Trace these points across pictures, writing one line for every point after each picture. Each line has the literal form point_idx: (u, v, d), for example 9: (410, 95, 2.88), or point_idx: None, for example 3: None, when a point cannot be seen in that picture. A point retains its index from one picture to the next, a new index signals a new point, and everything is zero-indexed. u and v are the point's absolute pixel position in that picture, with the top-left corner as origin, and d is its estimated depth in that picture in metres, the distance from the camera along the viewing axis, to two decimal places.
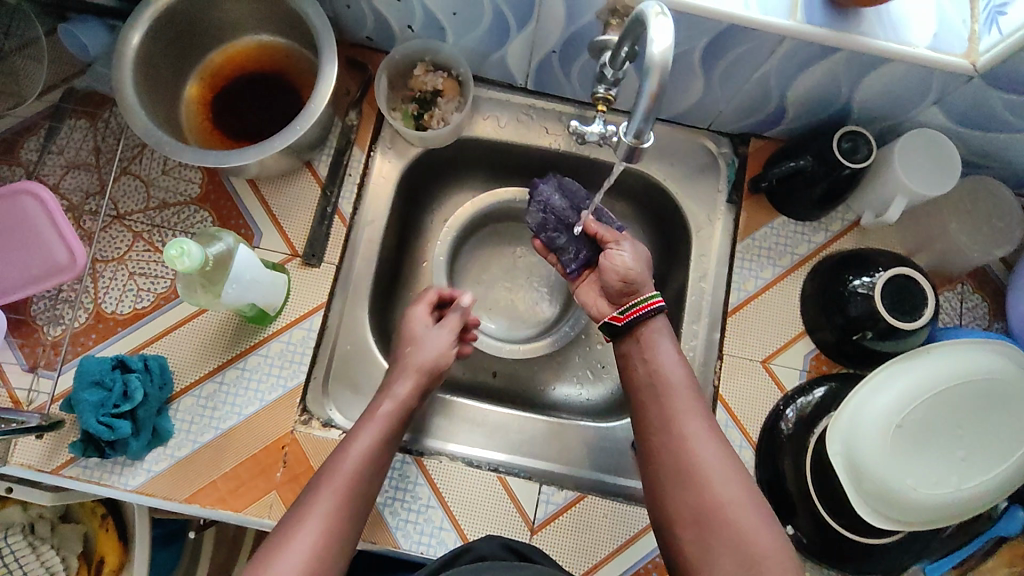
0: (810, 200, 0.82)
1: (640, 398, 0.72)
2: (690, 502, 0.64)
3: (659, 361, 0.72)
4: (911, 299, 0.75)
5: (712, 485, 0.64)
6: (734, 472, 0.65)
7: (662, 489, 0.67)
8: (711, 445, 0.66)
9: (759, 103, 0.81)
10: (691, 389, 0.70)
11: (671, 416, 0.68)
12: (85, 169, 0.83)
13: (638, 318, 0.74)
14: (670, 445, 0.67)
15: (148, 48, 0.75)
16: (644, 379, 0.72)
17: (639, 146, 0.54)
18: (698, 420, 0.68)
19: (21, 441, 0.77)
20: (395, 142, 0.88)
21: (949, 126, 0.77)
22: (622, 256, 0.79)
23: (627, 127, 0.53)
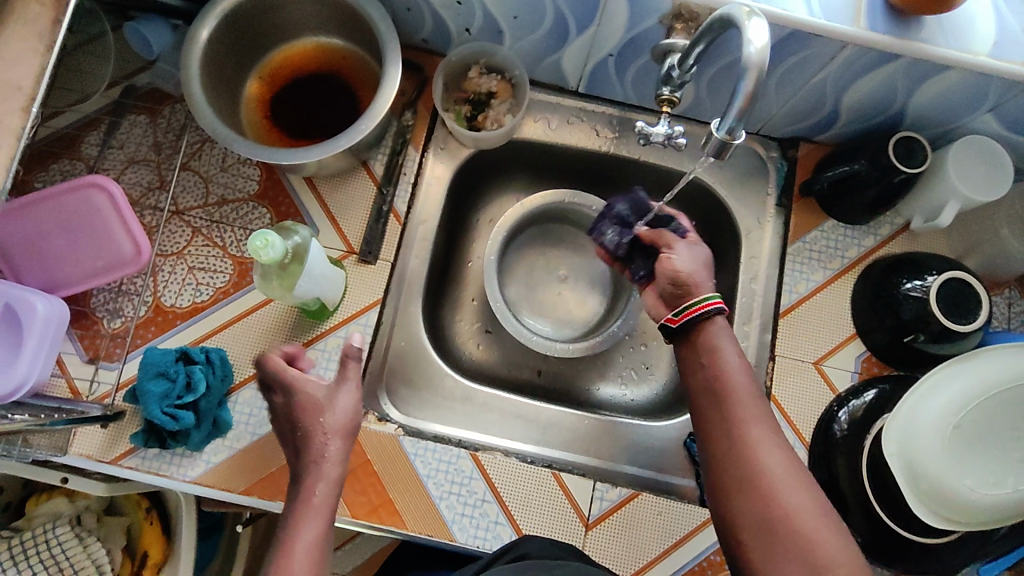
0: (861, 204, 0.83)
1: (700, 397, 0.65)
2: (751, 513, 0.58)
3: (721, 362, 0.65)
4: (965, 302, 0.76)
5: (779, 494, 0.57)
6: (805, 485, 0.58)
7: (724, 500, 0.60)
8: (778, 455, 0.59)
9: (813, 108, 0.82)
10: (756, 395, 0.63)
11: (733, 422, 0.62)
12: (146, 164, 0.84)
13: (694, 320, 0.67)
14: (732, 452, 0.60)
15: (214, 45, 0.77)
16: (703, 380, 0.65)
17: (730, 143, 0.56)
18: (764, 427, 0.61)
19: (81, 432, 0.77)
20: (448, 142, 0.89)
21: (1003, 132, 0.78)
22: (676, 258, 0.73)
23: (719, 124, 0.56)
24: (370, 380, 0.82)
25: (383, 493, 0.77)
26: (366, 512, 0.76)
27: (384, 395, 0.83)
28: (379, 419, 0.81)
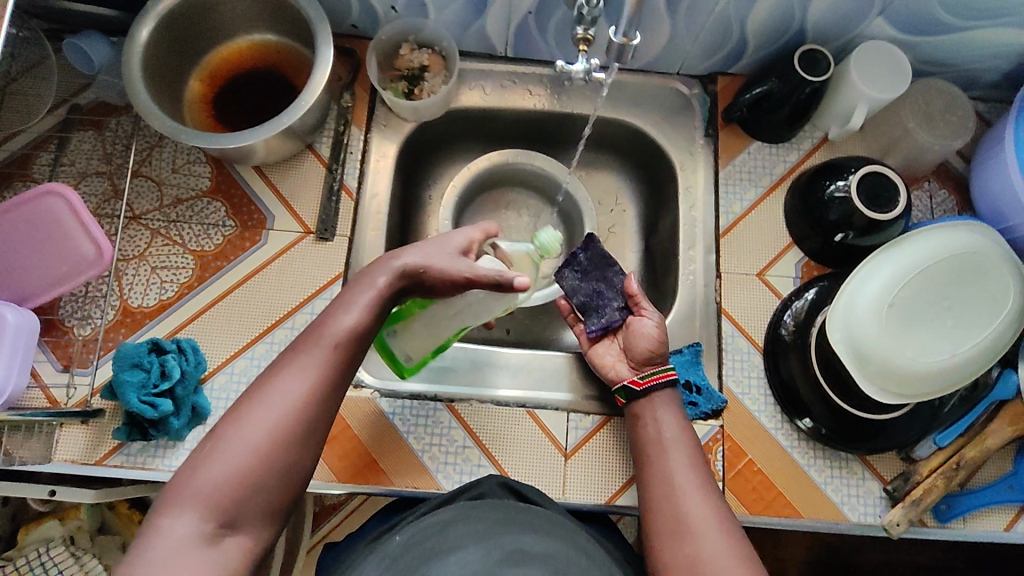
0: (778, 122, 0.89)
1: (646, 456, 0.73)
2: (680, 553, 0.63)
3: (665, 425, 0.74)
4: (884, 193, 0.82)
5: (700, 535, 0.63)
6: (724, 529, 0.64)
7: (658, 546, 0.65)
8: (705, 500, 0.66)
9: (723, 38, 0.88)
10: (692, 449, 0.72)
11: (668, 472, 0.70)
12: (98, 176, 0.87)
13: (655, 386, 0.76)
14: (667, 498, 0.67)
15: (154, 48, 0.80)
16: (648, 441, 0.74)
17: (629, 44, 0.71)
18: (695, 476, 0.69)
19: (62, 438, 0.78)
20: (389, 119, 0.93)
21: (896, 35, 0.84)
22: (648, 322, 0.82)
23: (618, 29, 0.70)
24: None
25: (365, 454, 0.80)
26: (352, 474, 0.79)
27: None
28: (354, 385, 0.83)
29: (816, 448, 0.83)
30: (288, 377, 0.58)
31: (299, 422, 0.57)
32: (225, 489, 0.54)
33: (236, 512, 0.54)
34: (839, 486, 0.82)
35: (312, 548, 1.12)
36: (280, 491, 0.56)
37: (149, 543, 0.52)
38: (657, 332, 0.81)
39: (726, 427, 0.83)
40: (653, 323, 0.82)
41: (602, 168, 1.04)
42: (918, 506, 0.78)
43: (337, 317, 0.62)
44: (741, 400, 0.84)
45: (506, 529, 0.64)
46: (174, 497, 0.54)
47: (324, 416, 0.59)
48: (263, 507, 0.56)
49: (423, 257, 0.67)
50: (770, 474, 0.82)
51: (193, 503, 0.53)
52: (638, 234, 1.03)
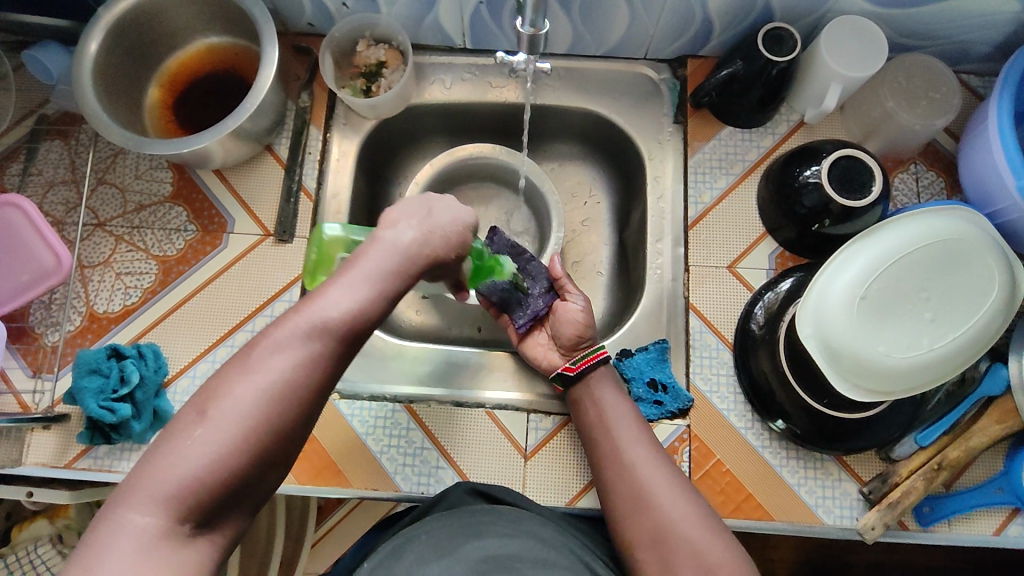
0: (749, 105, 0.85)
1: (592, 436, 0.74)
2: (646, 525, 0.65)
3: (607, 402, 0.75)
4: (858, 177, 0.77)
5: (663, 505, 0.65)
6: (683, 495, 0.66)
7: (620, 520, 0.67)
8: (659, 470, 0.68)
9: (685, 20, 0.84)
10: (636, 423, 0.73)
11: (619, 449, 0.71)
12: (65, 185, 0.88)
13: (591, 367, 0.77)
14: (620, 475, 0.69)
15: (105, 56, 0.81)
16: (594, 420, 0.74)
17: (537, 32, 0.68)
18: (645, 449, 0.70)
19: (33, 443, 0.80)
20: (349, 118, 0.93)
21: (870, 9, 0.79)
22: (573, 306, 0.82)
23: (524, 18, 0.67)
24: None
25: (326, 455, 0.79)
26: (310, 476, 0.78)
27: None
28: None
29: (788, 448, 0.79)
30: (282, 361, 0.50)
31: (290, 416, 0.50)
32: (201, 484, 0.47)
33: (211, 512, 0.49)
34: (814, 487, 0.77)
35: (317, 542, 1.13)
36: (254, 489, 0.51)
37: (106, 538, 0.46)
38: (585, 314, 0.82)
39: (694, 427, 0.80)
40: (580, 305, 0.82)
41: (573, 159, 1.02)
42: (895, 509, 0.73)
43: (339, 296, 0.52)
44: (710, 398, 0.81)
45: (471, 536, 0.64)
46: (132, 491, 0.47)
47: (317, 407, 0.52)
48: (242, 503, 0.51)
49: (431, 235, 0.58)
50: (740, 475, 0.78)
51: (161, 499, 0.47)
52: (610, 227, 1.00)
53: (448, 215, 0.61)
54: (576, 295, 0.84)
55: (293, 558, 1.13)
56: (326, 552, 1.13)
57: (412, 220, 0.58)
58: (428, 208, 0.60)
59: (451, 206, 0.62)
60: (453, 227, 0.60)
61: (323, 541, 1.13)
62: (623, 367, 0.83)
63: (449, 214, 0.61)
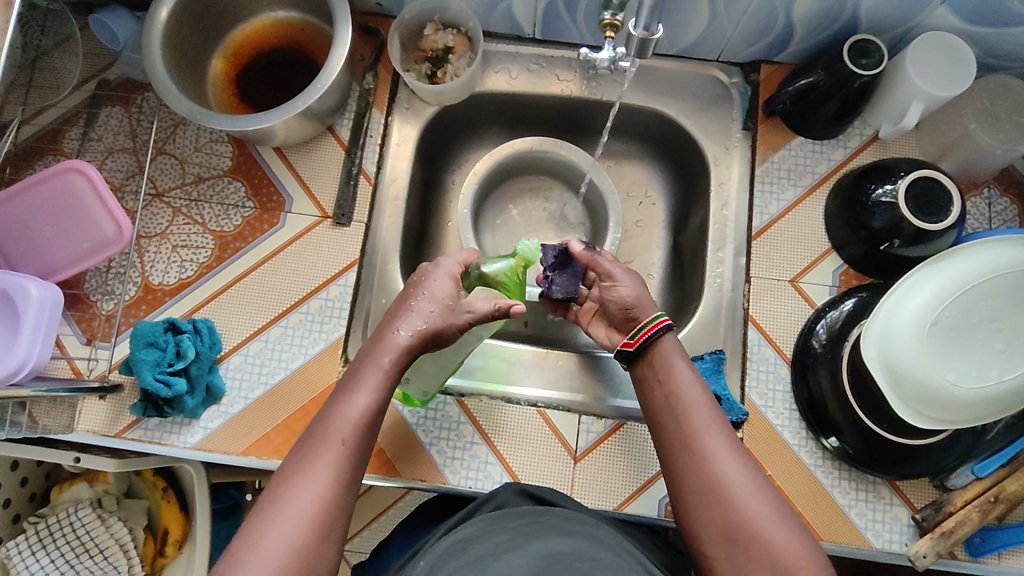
0: (825, 117, 0.83)
1: (659, 422, 0.66)
2: (718, 521, 0.58)
3: (675, 382, 0.66)
4: (936, 201, 0.75)
5: (738, 501, 0.58)
6: (761, 487, 0.59)
7: (689, 512, 0.61)
8: (733, 461, 0.60)
9: (767, 25, 0.81)
10: (710, 406, 0.64)
11: (690, 436, 0.63)
12: (125, 153, 0.87)
13: (648, 342, 0.69)
14: (690, 465, 0.61)
15: (175, 26, 0.79)
16: (661, 402, 0.66)
17: (648, 38, 0.65)
18: (720, 436, 0.62)
19: (84, 409, 0.80)
20: (412, 102, 0.91)
21: (961, 25, 0.77)
22: (621, 286, 0.74)
23: (637, 21, 0.64)
24: (353, 336, 0.85)
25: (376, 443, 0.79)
26: None
27: None
28: None
29: (841, 468, 0.78)
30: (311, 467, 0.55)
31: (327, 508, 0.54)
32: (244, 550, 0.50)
33: None
34: (864, 510, 0.77)
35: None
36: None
37: None
38: (630, 293, 0.73)
39: (746, 440, 0.79)
40: (625, 283, 0.74)
41: (632, 158, 1.00)
42: (948, 538, 0.73)
43: (352, 396, 0.59)
44: (764, 413, 0.80)
45: (528, 538, 0.61)
46: None
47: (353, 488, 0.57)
48: None
49: (422, 318, 0.64)
50: (791, 493, 0.78)
51: None
52: (665, 230, 0.98)
53: (427, 291, 0.66)
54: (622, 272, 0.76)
55: None
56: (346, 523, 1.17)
57: (400, 316, 0.65)
58: (412, 295, 0.66)
59: (431, 282, 0.67)
60: (437, 303, 0.65)
61: None
62: None
63: (431, 293, 0.66)
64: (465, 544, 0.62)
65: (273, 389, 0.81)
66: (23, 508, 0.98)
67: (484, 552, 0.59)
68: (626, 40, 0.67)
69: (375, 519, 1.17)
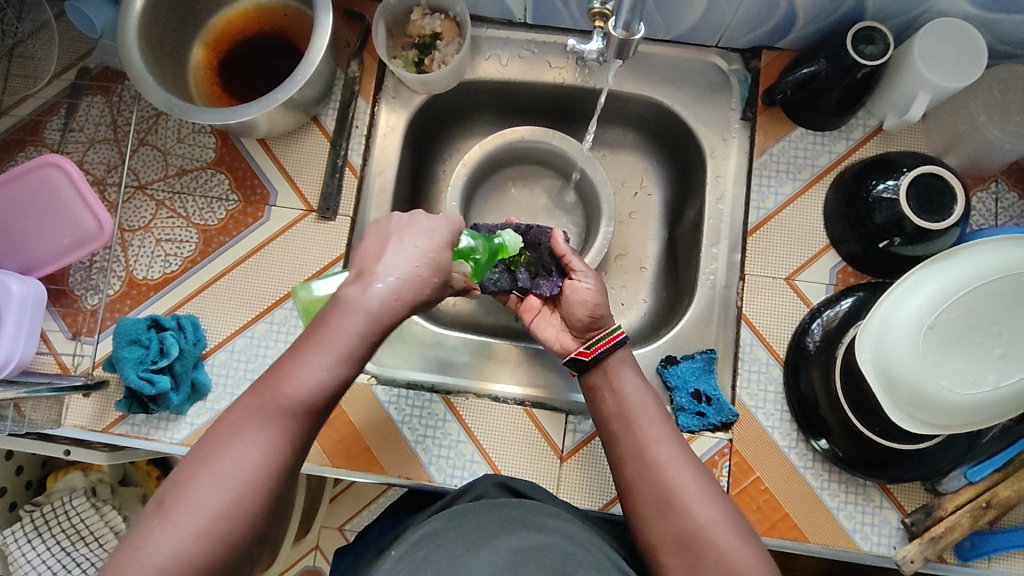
0: (827, 107, 0.79)
1: (611, 430, 0.66)
2: (671, 530, 0.59)
3: (627, 392, 0.67)
4: (939, 198, 0.72)
5: (690, 509, 0.59)
6: (713, 496, 0.60)
7: (642, 520, 0.61)
8: (685, 470, 0.61)
9: (766, 11, 0.78)
10: (660, 416, 0.65)
11: (642, 445, 0.63)
12: (106, 144, 0.85)
13: (605, 353, 0.70)
14: (642, 472, 0.62)
15: (151, 15, 0.77)
16: (614, 411, 0.66)
17: (629, 37, 0.62)
18: (670, 443, 0.63)
19: (71, 404, 0.80)
20: (399, 91, 0.89)
21: (973, 12, 0.73)
22: (590, 293, 0.74)
23: (618, 20, 0.61)
24: None
25: (361, 441, 0.79)
26: (345, 460, 0.78)
27: None
28: None
29: (831, 471, 0.77)
30: None
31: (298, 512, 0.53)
32: (209, 551, 0.48)
33: None
34: (853, 513, 0.76)
35: (336, 496, 1.19)
36: None
37: None
38: (598, 297, 0.74)
39: (736, 441, 0.78)
40: (592, 288, 0.75)
41: (628, 147, 0.97)
42: (937, 544, 0.71)
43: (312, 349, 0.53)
44: (755, 414, 0.79)
45: (501, 532, 0.62)
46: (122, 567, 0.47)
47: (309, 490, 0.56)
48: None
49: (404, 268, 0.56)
50: (780, 495, 0.77)
51: None
52: (660, 222, 0.96)
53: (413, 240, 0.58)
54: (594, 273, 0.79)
55: (314, 508, 1.17)
56: (345, 504, 1.19)
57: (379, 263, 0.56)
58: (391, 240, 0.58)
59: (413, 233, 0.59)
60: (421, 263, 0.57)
61: (342, 495, 1.19)
62: (667, 374, 0.81)
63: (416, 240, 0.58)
64: (436, 536, 0.63)
65: None
66: (20, 496, 0.99)
67: (457, 550, 0.61)
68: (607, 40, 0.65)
69: (372, 500, 1.19)
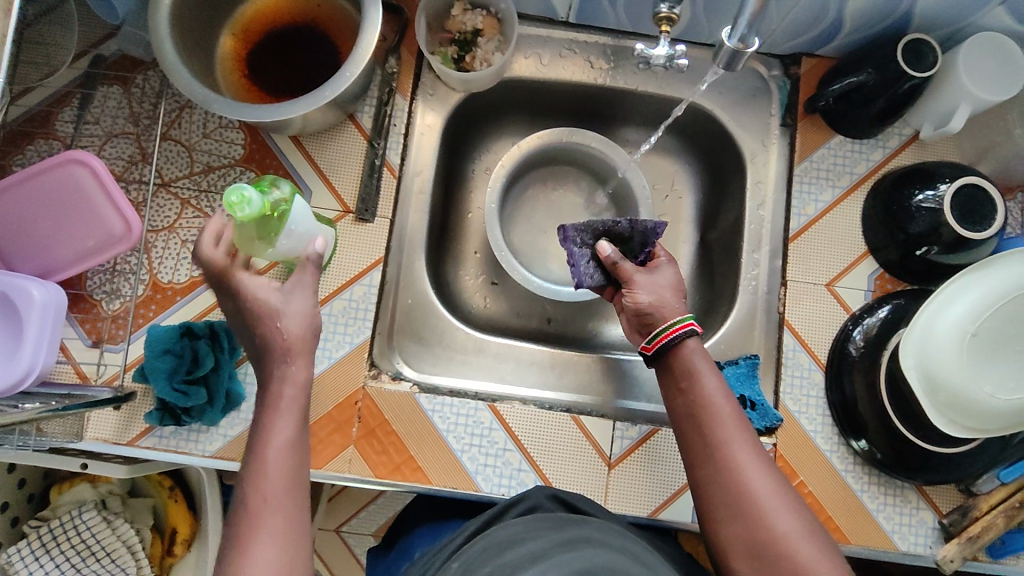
0: (868, 116, 0.80)
1: (684, 430, 0.66)
2: (745, 537, 0.59)
3: (700, 391, 0.65)
4: (979, 210, 0.74)
5: (767, 517, 0.58)
6: (790, 505, 0.59)
7: (715, 524, 0.61)
8: (761, 475, 0.60)
9: (815, 18, 0.78)
10: (736, 417, 0.64)
11: (716, 448, 0.62)
12: (125, 138, 0.80)
13: (667, 347, 0.68)
14: (715, 477, 0.62)
15: (183, 3, 0.72)
16: (687, 411, 0.66)
17: (743, 49, 0.64)
18: (746, 447, 0.62)
19: (93, 416, 0.75)
20: (437, 88, 0.86)
21: (1015, 27, 0.76)
22: (638, 292, 0.72)
23: (734, 32, 0.63)
24: (378, 340, 0.81)
25: (405, 450, 0.77)
26: (389, 470, 0.76)
27: (395, 351, 0.82)
28: (393, 377, 0.80)
29: (870, 473, 0.79)
30: None
31: None
32: None
33: None
34: (892, 514, 0.78)
35: (333, 496, 1.16)
36: None
37: None
38: (645, 298, 0.72)
39: (779, 445, 0.79)
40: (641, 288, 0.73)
41: (661, 150, 0.97)
42: (975, 543, 0.74)
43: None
44: (798, 419, 0.81)
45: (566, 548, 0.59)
46: None
47: None
48: None
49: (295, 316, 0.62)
50: (822, 497, 0.78)
51: None
52: (692, 225, 0.96)
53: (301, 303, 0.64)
54: (666, 268, 0.75)
55: None
56: (340, 506, 1.16)
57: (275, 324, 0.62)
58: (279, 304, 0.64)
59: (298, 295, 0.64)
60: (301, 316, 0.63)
61: (339, 496, 1.16)
62: None
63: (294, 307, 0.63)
64: (507, 546, 0.61)
65: None
66: (22, 510, 0.94)
67: None
68: (717, 49, 0.67)
69: (371, 501, 1.17)
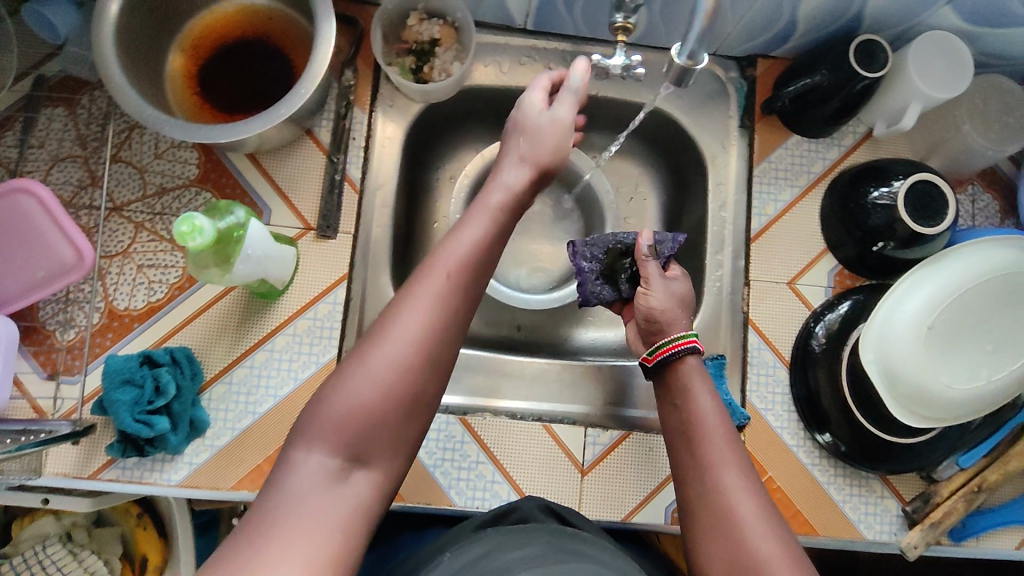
0: (822, 116, 0.81)
1: (676, 447, 0.66)
2: (726, 559, 0.58)
3: (694, 409, 0.66)
4: (933, 204, 0.75)
5: (750, 540, 0.58)
6: (773, 529, 0.59)
7: (698, 545, 0.61)
8: (748, 498, 0.60)
9: (768, 21, 0.79)
10: (727, 437, 0.64)
11: (705, 467, 0.63)
12: (73, 162, 0.77)
13: (670, 360, 0.69)
14: (704, 497, 0.62)
15: (127, 22, 0.70)
16: (680, 428, 0.66)
17: (692, 65, 0.63)
18: (734, 469, 0.62)
19: (52, 451, 0.73)
20: (395, 99, 0.85)
21: (960, 26, 0.77)
22: (650, 295, 0.73)
23: (683, 47, 0.62)
24: None
25: None
26: None
27: None
28: None
29: (836, 465, 0.81)
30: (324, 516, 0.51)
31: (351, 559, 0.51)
32: None
33: None
34: (857, 504, 0.80)
35: None
36: None
37: None
38: (655, 304, 0.72)
39: (747, 443, 0.81)
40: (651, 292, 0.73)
41: (624, 152, 0.97)
42: (937, 528, 0.77)
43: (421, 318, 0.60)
44: (764, 416, 0.82)
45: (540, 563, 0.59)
46: None
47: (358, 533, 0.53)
48: None
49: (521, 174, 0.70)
50: (790, 492, 0.80)
51: None
52: (658, 227, 0.97)
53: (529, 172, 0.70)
54: (681, 279, 0.76)
55: None
56: None
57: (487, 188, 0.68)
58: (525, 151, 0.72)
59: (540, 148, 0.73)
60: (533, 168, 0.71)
61: None
62: None
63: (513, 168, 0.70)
64: None
65: (263, 419, 0.75)
66: None
67: None
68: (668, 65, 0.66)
69: None
